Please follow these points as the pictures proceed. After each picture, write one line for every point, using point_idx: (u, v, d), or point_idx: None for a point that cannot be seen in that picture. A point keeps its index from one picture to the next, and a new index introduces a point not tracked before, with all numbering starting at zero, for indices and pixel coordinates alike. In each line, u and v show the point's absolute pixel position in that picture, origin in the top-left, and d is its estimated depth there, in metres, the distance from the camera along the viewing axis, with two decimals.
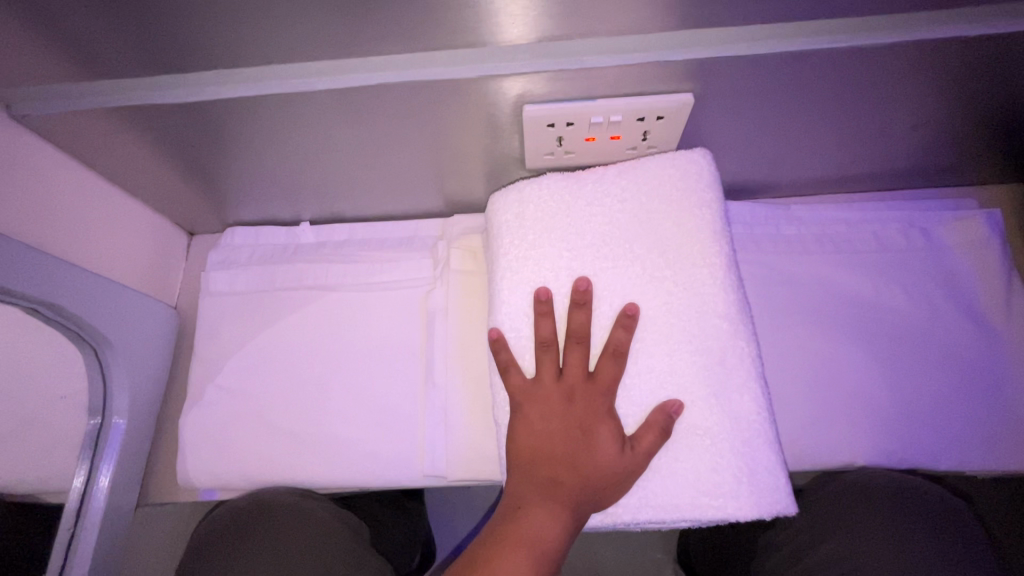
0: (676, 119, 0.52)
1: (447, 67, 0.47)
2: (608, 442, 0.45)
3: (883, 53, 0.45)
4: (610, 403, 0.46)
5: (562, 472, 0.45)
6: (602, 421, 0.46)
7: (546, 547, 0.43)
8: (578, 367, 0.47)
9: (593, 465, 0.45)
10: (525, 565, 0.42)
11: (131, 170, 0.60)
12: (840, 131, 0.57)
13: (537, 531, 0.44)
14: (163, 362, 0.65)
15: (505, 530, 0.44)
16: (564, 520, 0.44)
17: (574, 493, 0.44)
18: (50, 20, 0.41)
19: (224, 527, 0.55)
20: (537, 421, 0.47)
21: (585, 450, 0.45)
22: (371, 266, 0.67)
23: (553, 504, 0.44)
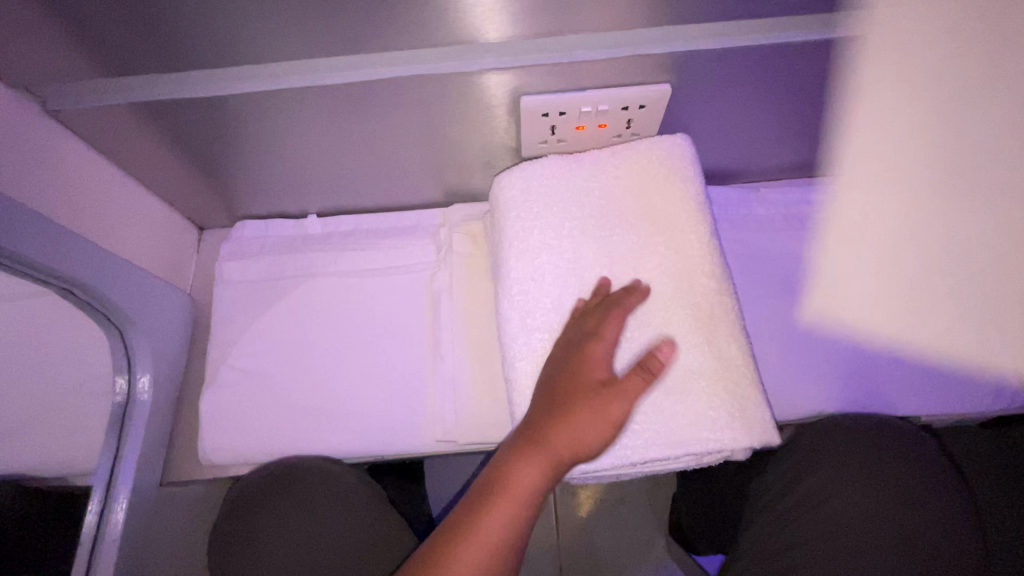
0: (657, 107, 0.59)
1: (452, 61, 0.52)
2: (589, 402, 0.48)
3: (829, 46, 0.52)
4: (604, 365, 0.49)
5: (542, 431, 0.48)
6: (587, 380, 0.48)
7: (524, 500, 0.47)
8: (588, 328, 0.51)
9: (571, 426, 0.47)
10: (505, 510, 0.47)
11: (150, 164, 0.64)
12: (799, 119, 0.65)
13: (517, 479, 0.47)
14: (179, 348, 0.69)
15: (489, 486, 0.48)
16: (542, 476, 0.47)
17: (552, 452, 0.47)
18: (92, 21, 0.45)
19: (256, 488, 0.61)
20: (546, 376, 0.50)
21: (565, 411, 0.48)
22: (378, 253, 0.71)
23: (533, 455, 0.47)
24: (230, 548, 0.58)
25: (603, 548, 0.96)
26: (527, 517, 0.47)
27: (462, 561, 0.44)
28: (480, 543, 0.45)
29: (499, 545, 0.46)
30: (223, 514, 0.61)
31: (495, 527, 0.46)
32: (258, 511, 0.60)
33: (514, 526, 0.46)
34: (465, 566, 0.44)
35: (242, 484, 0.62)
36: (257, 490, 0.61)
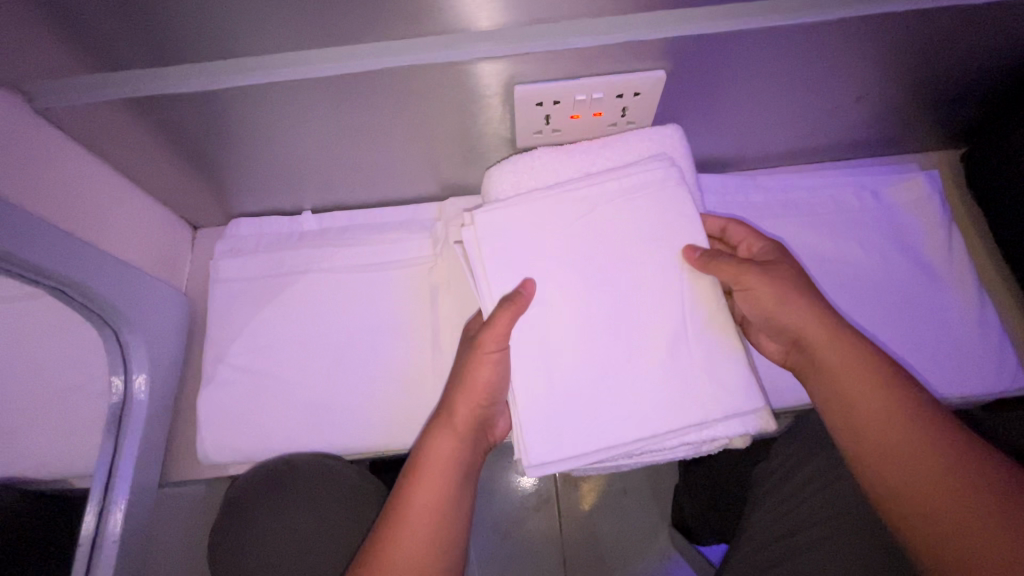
0: (652, 94, 0.58)
1: (443, 50, 0.51)
2: (483, 363, 0.54)
3: (823, 29, 0.52)
4: (499, 336, 0.53)
5: (454, 403, 0.54)
6: (482, 351, 0.54)
7: (447, 471, 0.52)
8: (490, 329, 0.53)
9: (469, 387, 0.54)
10: (431, 491, 0.51)
11: (140, 161, 0.63)
12: (794, 104, 0.64)
13: (434, 456, 0.52)
14: (176, 346, 0.69)
15: (414, 466, 0.52)
16: (457, 444, 0.53)
17: (461, 417, 0.54)
18: (76, 17, 0.45)
19: (253, 486, 0.61)
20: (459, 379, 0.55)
21: (465, 377, 0.54)
22: (374, 248, 0.71)
23: (446, 437, 0.53)
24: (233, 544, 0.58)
25: (606, 540, 0.96)
26: (455, 486, 0.52)
27: (401, 538, 0.48)
28: (418, 529, 0.49)
29: (436, 514, 0.50)
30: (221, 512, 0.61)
31: (426, 501, 0.50)
32: (254, 508, 0.60)
33: (443, 496, 0.51)
34: (408, 554, 0.48)
35: (241, 482, 0.62)
36: (255, 488, 0.61)
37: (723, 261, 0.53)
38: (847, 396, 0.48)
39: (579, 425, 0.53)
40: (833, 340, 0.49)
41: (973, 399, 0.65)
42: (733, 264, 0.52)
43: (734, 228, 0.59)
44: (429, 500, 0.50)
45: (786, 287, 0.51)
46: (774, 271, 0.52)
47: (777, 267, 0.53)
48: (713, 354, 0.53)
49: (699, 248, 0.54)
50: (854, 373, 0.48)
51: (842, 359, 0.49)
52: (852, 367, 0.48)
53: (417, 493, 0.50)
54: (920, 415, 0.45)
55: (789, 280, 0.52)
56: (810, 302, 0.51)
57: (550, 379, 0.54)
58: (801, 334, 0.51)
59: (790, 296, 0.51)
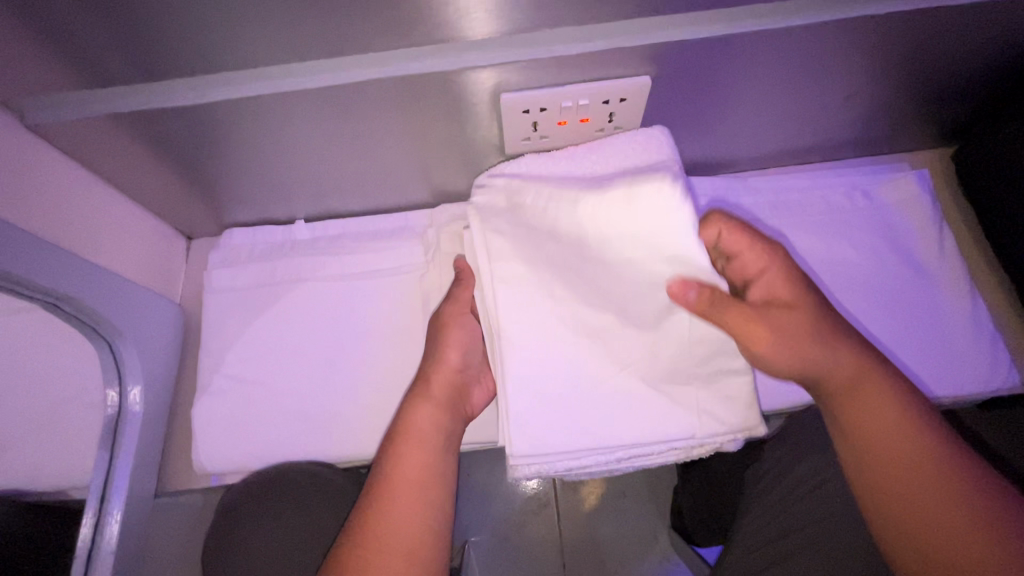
0: (639, 99, 0.59)
1: (426, 61, 0.52)
2: (455, 331, 0.59)
3: (805, 33, 0.52)
4: (461, 306, 0.60)
5: (432, 370, 0.57)
6: (448, 322, 0.59)
7: (432, 437, 0.53)
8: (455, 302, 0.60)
9: (442, 354, 0.58)
10: (418, 457, 0.51)
11: (132, 174, 0.64)
12: (781, 107, 0.64)
13: (417, 423, 0.53)
14: (170, 356, 0.69)
15: (398, 435, 0.53)
16: (438, 410, 0.55)
17: (440, 385, 0.56)
18: (64, 36, 0.45)
19: (249, 497, 0.61)
20: (431, 350, 0.59)
21: (438, 346, 0.58)
22: (366, 255, 0.71)
23: (428, 403, 0.55)
24: (224, 551, 0.59)
25: (604, 544, 0.96)
26: (440, 450, 0.52)
27: (389, 506, 0.48)
28: (407, 496, 0.49)
29: (423, 482, 0.50)
30: (216, 525, 0.61)
31: (413, 466, 0.51)
32: (248, 519, 0.60)
33: (428, 461, 0.51)
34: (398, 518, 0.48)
35: (234, 493, 0.63)
36: (250, 500, 0.61)
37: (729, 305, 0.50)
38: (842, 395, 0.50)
39: (572, 430, 0.54)
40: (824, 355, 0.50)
41: (965, 398, 0.65)
42: (743, 325, 0.50)
43: (733, 231, 0.53)
44: (416, 466, 0.51)
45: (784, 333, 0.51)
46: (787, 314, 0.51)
47: (781, 311, 0.51)
48: (697, 366, 0.54)
49: (688, 285, 0.51)
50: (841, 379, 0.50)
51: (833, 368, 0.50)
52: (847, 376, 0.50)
53: (401, 462, 0.51)
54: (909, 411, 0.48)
55: (796, 326, 0.51)
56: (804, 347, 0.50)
57: (545, 384, 0.54)
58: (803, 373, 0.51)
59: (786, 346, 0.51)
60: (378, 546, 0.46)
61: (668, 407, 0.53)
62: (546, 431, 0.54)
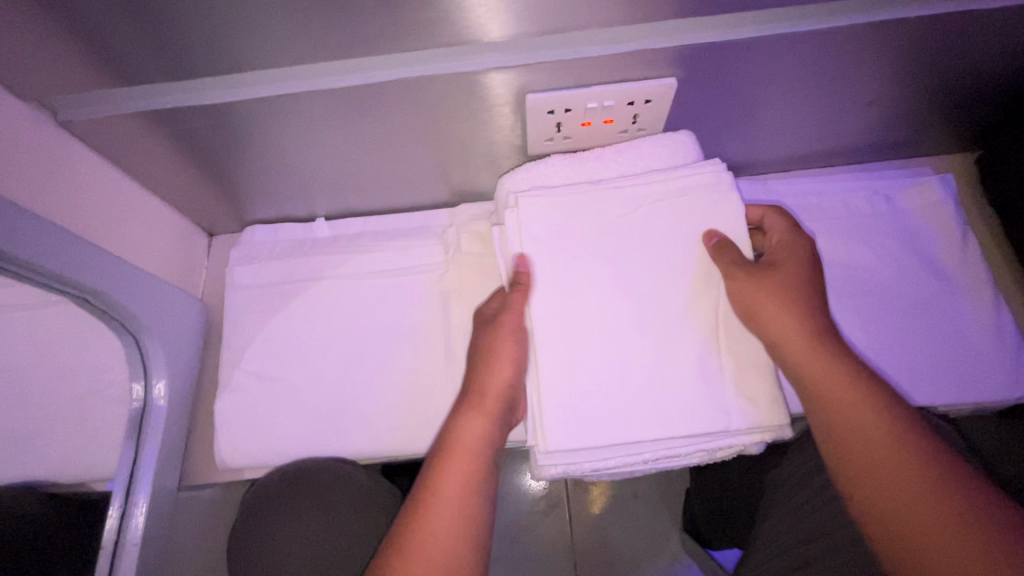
0: (664, 101, 0.59)
1: (453, 61, 0.52)
2: (509, 345, 0.56)
3: (834, 36, 0.52)
4: (518, 318, 0.56)
5: (484, 383, 0.56)
6: (503, 332, 0.56)
7: (480, 453, 0.52)
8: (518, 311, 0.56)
9: (497, 368, 0.56)
10: (466, 473, 0.51)
11: (158, 172, 0.65)
12: (804, 110, 0.64)
13: (468, 437, 0.53)
14: (193, 351, 0.70)
15: (446, 449, 0.53)
16: (488, 425, 0.54)
17: (492, 397, 0.55)
18: (96, 37, 0.46)
19: (273, 491, 0.62)
20: (489, 364, 0.56)
21: (491, 358, 0.56)
22: (386, 254, 0.72)
23: (480, 419, 0.54)
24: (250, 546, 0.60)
25: (616, 546, 0.96)
26: (487, 470, 0.52)
27: (431, 523, 0.48)
28: (450, 514, 0.48)
29: (467, 500, 0.50)
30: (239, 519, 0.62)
31: (457, 484, 0.50)
32: (273, 514, 0.61)
33: (474, 480, 0.51)
34: (439, 537, 0.47)
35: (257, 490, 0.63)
36: (273, 494, 0.62)
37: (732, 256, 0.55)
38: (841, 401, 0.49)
39: (591, 429, 0.53)
40: (814, 349, 0.51)
41: (988, 405, 0.64)
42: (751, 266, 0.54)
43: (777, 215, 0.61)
44: (462, 482, 0.50)
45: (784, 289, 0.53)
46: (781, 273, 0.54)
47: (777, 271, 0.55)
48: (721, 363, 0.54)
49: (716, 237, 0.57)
50: (835, 383, 0.50)
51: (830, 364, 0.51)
52: (844, 389, 0.49)
53: (447, 477, 0.50)
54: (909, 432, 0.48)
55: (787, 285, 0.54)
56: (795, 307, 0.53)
57: (568, 384, 0.54)
58: (783, 343, 0.52)
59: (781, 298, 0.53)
60: (418, 563, 0.46)
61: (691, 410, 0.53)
62: (566, 431, 0.53)
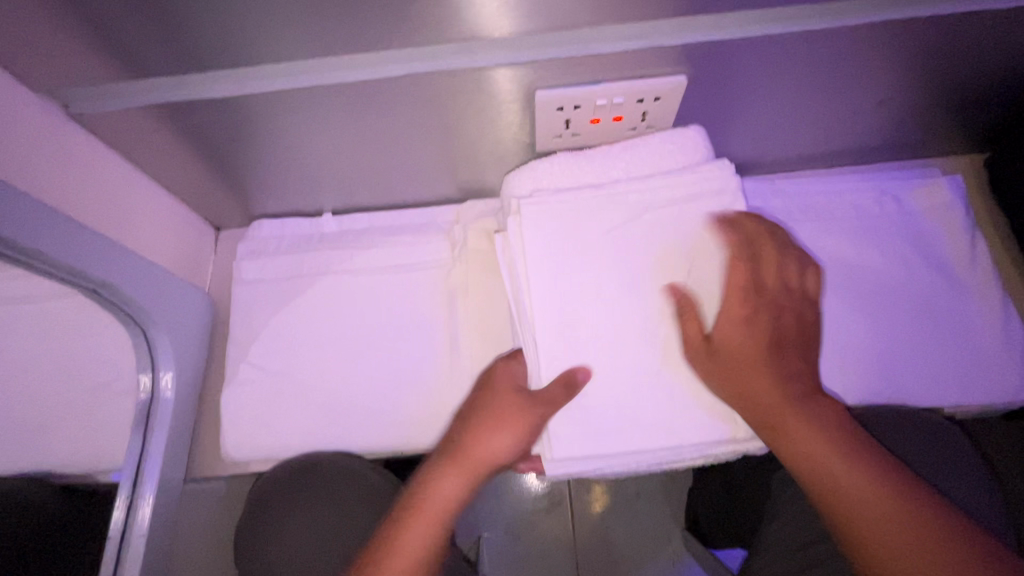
0: (673, 98, 0.58)
1: (464, 55, 0.52)
2: (519, 426, 0.53)
3: (847, 34, 0.51)
4: (549, 409, 0.53)
5: (471, 448, 0.53)
6: (523, 417, 0.53)
7: (445, 515, 0.51)
8: (551, 405, 0.53)
9: (499, 441, 0.53)
10: (424, 533, 0.50)
11: (166, 164, 0.65)
12: (814, 109, 0.64)
13: (438, 496, 0.52)
14: (200, 344, 0.70)
15: (414, 503, 0.52)
16: (464, 490, 0.52)
17: (481, 465, 0.53)
18: (107, 30, 0.46)
19: (281, 483, 0.64)
20: (492, 436, 0.53)
21: (492, 428, 0.53)
22: (395, 249, 0.72)
23: (456, 481, 0.52)
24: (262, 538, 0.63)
25: (618, 546, 0.96)
26: (447, 531, 0.51)
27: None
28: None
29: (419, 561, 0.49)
30: (252, 509, 0.64)
31: (415, 543, 0.50)
32: (282, 506, 0.63)
33: (431, 542, 0.50)
34: None
35: (266, 480, 0.65)
36: (282, 487, 0.64)
37: (687, 330, 0.53)
38: (809, 459, 0.47)
39: (593, 424, 0.54)
40: (773, 399, 0.49)
41: (995, 407, 0.64)
42: (699, 342, 0.52)
43: (740, 268, 0.53)
44: (420, 543, 0.50)
45: (734, 360, 0.51)
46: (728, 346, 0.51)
47: (728, 342, 0.51)
48: None
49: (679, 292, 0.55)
50: (802, 432, 0.48)
51: (795, 420, 0.49)
52: (810, 434, 0.48)
53: (407, 536, 0.50)
54: (889, 486, 0.46)
55: (741, 359, 0.50)
56: (745, 376, 0.50)
57: (572, 380, 0.55)
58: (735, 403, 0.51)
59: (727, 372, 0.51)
60: None
61: (696, 411, 0.54)
62: (569, 427, 0.54)
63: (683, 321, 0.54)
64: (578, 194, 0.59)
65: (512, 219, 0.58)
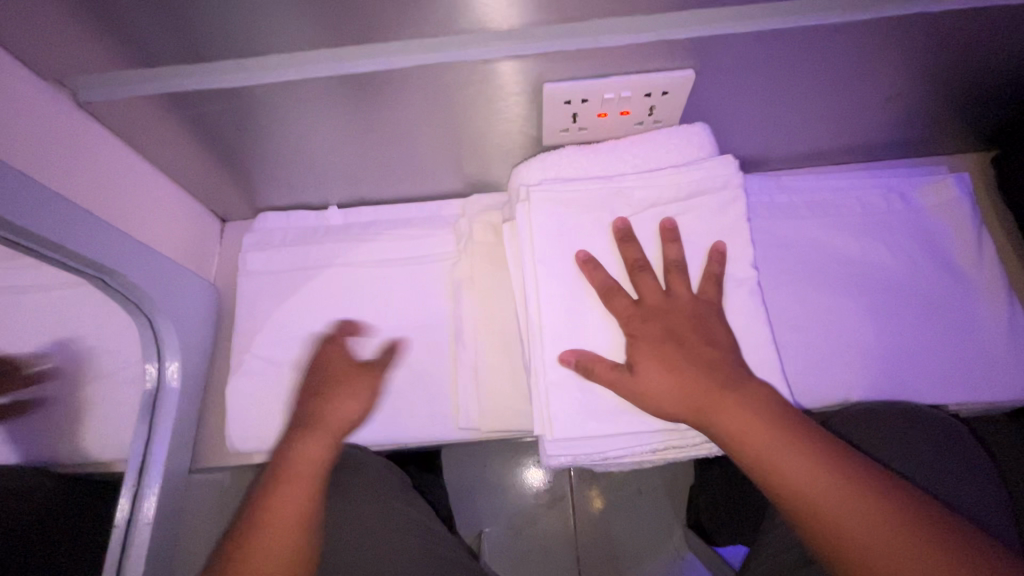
0: (681, 92, 0.58)
1: (472, 48, 0.51)
2: (373, 393, 0.59)
3: (857, 29, 0.51)
4: (377, 383, 0.60)
5: (320, 410, 0.56)
6: (359, 381, 0.59)
7: (315, 475, 0.53)
8: (360, 391, 0.59)
9: (348, 403, 0.57)
10: (302, 491, 0.51)
11: (173, 155, 0.65)
12: (822, 105, 0.64)
13: (303, 458, 0.53)
14: (205, 335, 0.71)
15: (280, 471, 0.52)
16: (328, 446, 0.54)
17: (339, 428, 0.56)
18: (115, 20, 0.46)
19: None
20: (342, 402, 0.57)
21: (338, 395, 0.58)
22: (402, 242, 0.72)
23: (317, 440, 0.54)
24: None
25: (620, 542, 0.96)
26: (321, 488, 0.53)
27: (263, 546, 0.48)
28: (281, 536, 0.49)
29: (303, 520, 0.50)
30: None
31: (293, 504, 0.51)
32: None
33: (310, 501, 0.51)
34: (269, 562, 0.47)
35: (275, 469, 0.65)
36: None
37: (602, 369, 0.54)
38: (759, 454, 0.47)
39: (597, 416, 0.55)
40: (710, 404, 0.50)
41: (1000, 405, 0.64)
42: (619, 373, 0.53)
43: (619, 295, 0.56)
44: (297, 504, 0.51)
45: (660, 385, 0.51)
46: (644, 370, 0.52)
47: (645, 368, 0.52)
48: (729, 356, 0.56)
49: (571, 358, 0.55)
50: (750, 431, 0.48)
51: (739, 419, 0.48)
52: (761, 431, 0.48)
53: (283, 501, 0.50)
54: (851, 479, 0.45)
55: (660, 379, 0.51)
56: (668, 397, 0.51)
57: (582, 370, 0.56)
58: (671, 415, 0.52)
59: (654, 397, 0.51)
60: None
61: None
62: (576, 418, 0.55)
63: (593, 369, 0.54)
64: (584, 188, 0.60)
65: (518, 211, 0.60)
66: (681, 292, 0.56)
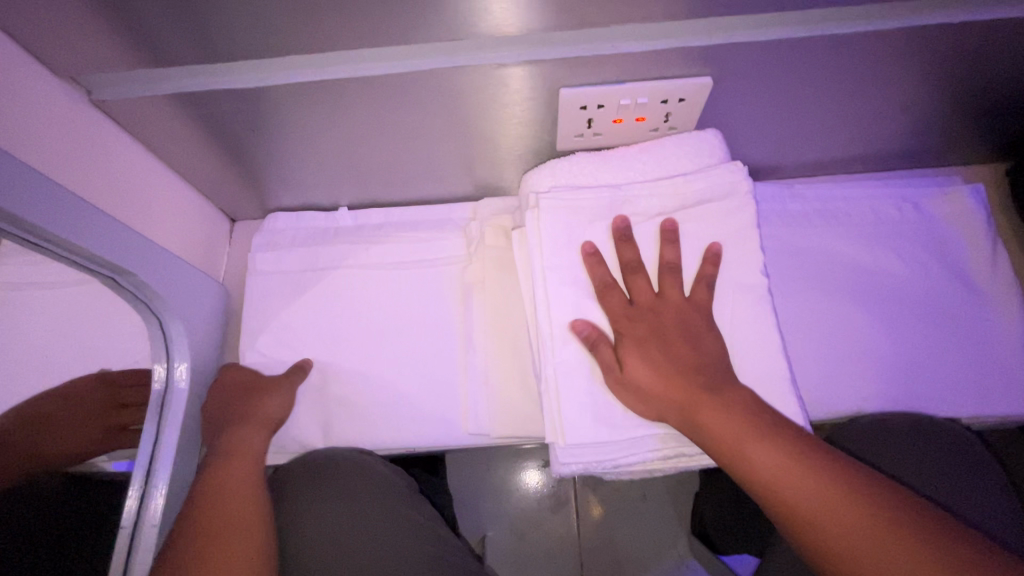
0: (698, 100, 0.58)
1: (489, 52, 0.51)
2: (247, 402, 0.63)
3: (877, 38, 0.51)
4: (285, 391, 0.65)
5: (247, 407, 0.62)
6: (282, 388, 0.65)
7: (258, 457, 0.59)
8: (278, 396, 0.64)
9: (275, 402, 0.63)
10: (248, 469, 0.57)
11: (185, 154, 0.65)
12: (837, 114, 0.63)
13: (244, 444, 0.59)
14: (213, 335, 0.70)
15: (224, 453, 0.58)
16: (261, 436, 0.61)
17: (267, 422, 0.62)
18: (131, 20, 0.45)
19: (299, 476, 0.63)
20: (272, 403, 0.63)
21: (257, 397, 0.63)
22: (411, 244, 0.72)
23: (255, 433, 0.60)
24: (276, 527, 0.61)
25: (623, 548, 0.96)
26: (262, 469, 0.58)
27: (220, 508, 0.52)
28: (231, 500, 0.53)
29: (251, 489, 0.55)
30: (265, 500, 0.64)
31: (237, 476, 0.56)
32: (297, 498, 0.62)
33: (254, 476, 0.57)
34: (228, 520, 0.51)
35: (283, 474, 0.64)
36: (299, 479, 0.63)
37: (604, 355, 0.54)
38: (731, 445, 0.48)
39: (605, 422, 0.55)
40: (684, 396, 0.51)
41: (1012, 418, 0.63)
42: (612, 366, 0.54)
43: (614, 291, 0.56)
44: (244, 477, 0.56)
45: (640, 379, 0.52)
46: (632, 365, 0.53)
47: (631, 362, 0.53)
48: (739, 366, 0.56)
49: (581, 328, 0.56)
50: (725, 423, 0.49)
51: (712, 410, 0.49)
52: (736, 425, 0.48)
53: (230, 473, 0.56)
54: (824, 469, 0.45)
55: (643, 375, 0.52)
56: (645, 390, 0.52)
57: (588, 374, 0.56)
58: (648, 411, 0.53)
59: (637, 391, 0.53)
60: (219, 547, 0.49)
61: None
62: (585, 425, 0.55)
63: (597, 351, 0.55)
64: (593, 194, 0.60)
65: (528, 214, 0.59)
66: (673, 292, 0.56)
